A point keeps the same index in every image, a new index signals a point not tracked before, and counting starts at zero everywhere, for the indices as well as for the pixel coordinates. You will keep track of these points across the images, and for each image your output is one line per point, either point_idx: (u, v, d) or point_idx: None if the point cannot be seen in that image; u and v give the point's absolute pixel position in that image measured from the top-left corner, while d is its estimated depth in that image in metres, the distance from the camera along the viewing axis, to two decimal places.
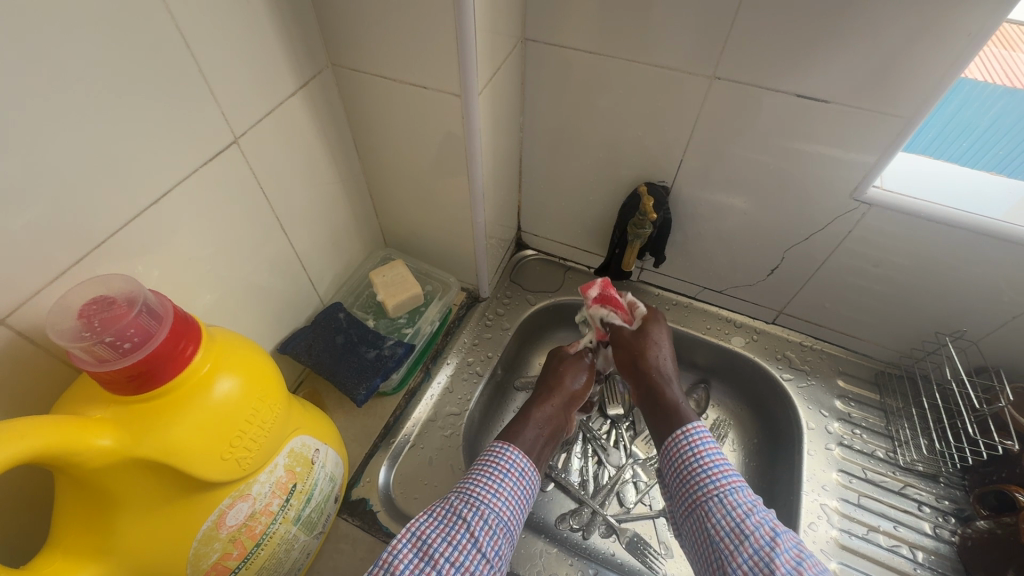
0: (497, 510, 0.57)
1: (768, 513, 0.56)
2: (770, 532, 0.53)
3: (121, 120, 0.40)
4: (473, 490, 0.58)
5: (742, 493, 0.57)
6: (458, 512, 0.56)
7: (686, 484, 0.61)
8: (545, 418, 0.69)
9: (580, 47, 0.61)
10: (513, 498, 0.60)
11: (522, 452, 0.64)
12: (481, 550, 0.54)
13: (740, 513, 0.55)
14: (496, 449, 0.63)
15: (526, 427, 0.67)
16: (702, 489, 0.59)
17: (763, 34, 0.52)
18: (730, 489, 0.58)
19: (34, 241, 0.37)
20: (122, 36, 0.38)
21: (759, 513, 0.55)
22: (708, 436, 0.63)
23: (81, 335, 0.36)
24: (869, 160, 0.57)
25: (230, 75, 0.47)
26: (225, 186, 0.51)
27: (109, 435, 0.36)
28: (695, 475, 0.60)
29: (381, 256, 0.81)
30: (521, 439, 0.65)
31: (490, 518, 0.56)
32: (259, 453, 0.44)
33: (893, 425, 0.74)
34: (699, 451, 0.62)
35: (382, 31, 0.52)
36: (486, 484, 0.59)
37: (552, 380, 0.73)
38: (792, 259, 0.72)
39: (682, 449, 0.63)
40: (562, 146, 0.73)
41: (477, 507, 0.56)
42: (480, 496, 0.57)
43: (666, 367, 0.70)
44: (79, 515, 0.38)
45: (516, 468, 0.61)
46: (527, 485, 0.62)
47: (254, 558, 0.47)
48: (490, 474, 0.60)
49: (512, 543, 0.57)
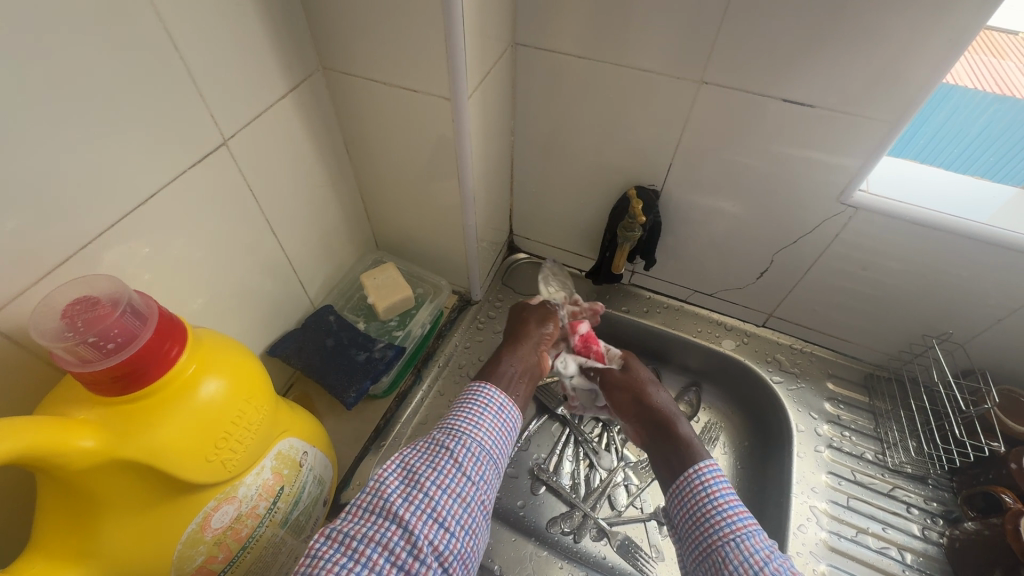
0: (481, 440, 0.56)
1: (785, 561, 0.50)
2: None
3: (107, 120, 0.40)
4: (455, 423, 0.57)
5: (759, 538, 0.51)
6: (441, 443, 0.55)
7: (698, 526, 0.55)
8: (518, 357, 0.67)
9: (570, 52, 0.61)
10: (496, 431, 0.58)
11: (500, 388, 0.62)
12: (466, 474, 0.53)
13: (758, 560, 0.49)
14: (473, 388, 0.61)
15: (502, 368, 0.65)
16: (716, 532, 0.53)
17: (749, 39, 0.53)
18: (747, 534, 0.52)
19: (17, 242, 0.37)
20: (109, 36, 0.38)
21: (777, 560, 0.50)
22: (722, 477, 0.57)
23: (64, 335, 0.35)
24: (854, 165, 0.57)
25: (219, 77, 0.47)
26: (214, 188, 0.51)
27: (92, 436, 0.36)
28: (709, 517, 0.54)
29: (372, 259, 0.81)
30: (498, 377, 0.64)
31: (474, 447, 0.55)
32: (246, 455, 0.44)
33: (882, 427, 0.75)
34: (712, 491, 0.56)
35: (373, 36, 0.53)
36: (467, 417, 0.58)
37: (519, 329, 0.72)
38: (780, 263, 0.72)
39: (695, 489, 0.57)
40: (553, 150, 0.74)
41: (460, 437, 0.55)
42: (463, 428, 0.56)
43: (669, 406, 0.68)
44: (62, 518, 0.37)
45: (495, 403, 0.60)
46: (508, 419, 0.60)
47: (240, 561, 0.47)
48: (470, 409, 0.58)
49: (497, 472, 0.57)
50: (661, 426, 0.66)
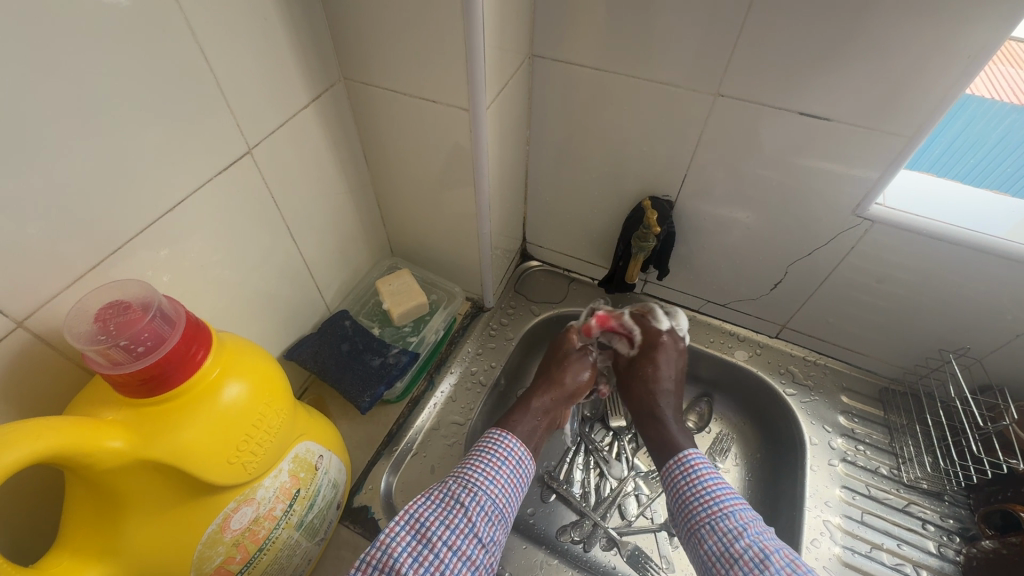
0: (494, 497, 0.58)
1: (760, 533, 0.55)
2: (760, 554, 0.52)
3: (137, 128, 0.41)
4: (471, 475, 0.58)
5: (731, 518, 0.56)
6: (455, 496, 0.56)
7: (680, 509, 0.60)
8: (541, 408, 0.69)
9: (587, 63, 0.62)
10: (510, 484, 0.60)
11: (518, 438, 0.64)
12: (477, 535, 0.54)
13: (732, 539, 0.54)
14: (493, 435, 0.63)
15: (523, 419, 0.67)
16: (694, 516, 0.58)
17: (767, 51, 0.53)
18: (722, 514, 0.57)
19: (50, 246, 0.38)
20: (145, 48, 0.39)
21: (749, 537, 0.54)
22: (698, 459, 0.62)
23: (96, 339, 0.36)
24: (871, 177, 0.57)
25: (246, 87, 0.48)
26: (238, 195, 0.52)
27: (120, 437, 0.36)
28: (688, 502, 0.59)
29: (387, 265, 0.82)
30: (518, 427, 0.66)
31: (487, 505, 0.56)
32: (265, 457, 0.44)
33: (897, 442, 0.74)
34: (689, 477, 0.61)
35: (394, 48, 0.54)
36: (483, 470, 0.59)
37: (554, 373, 0.73)
38: (795, 274, 0.72)
39: (676, 478, 0.62)
40: (568, 160, 0.74)
41: (475, 492, 0.57)
42: (477, 482, 0.57)
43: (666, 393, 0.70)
44: (88, 516, 0.38)
45: (513, 457, 0.61)
46: (523, 472, 0.62)
47: (257, 562, 0.48)
48: (486, 461, 0.60)
49: (507, 527, 0.58)
50: (653, 419, 0.69)
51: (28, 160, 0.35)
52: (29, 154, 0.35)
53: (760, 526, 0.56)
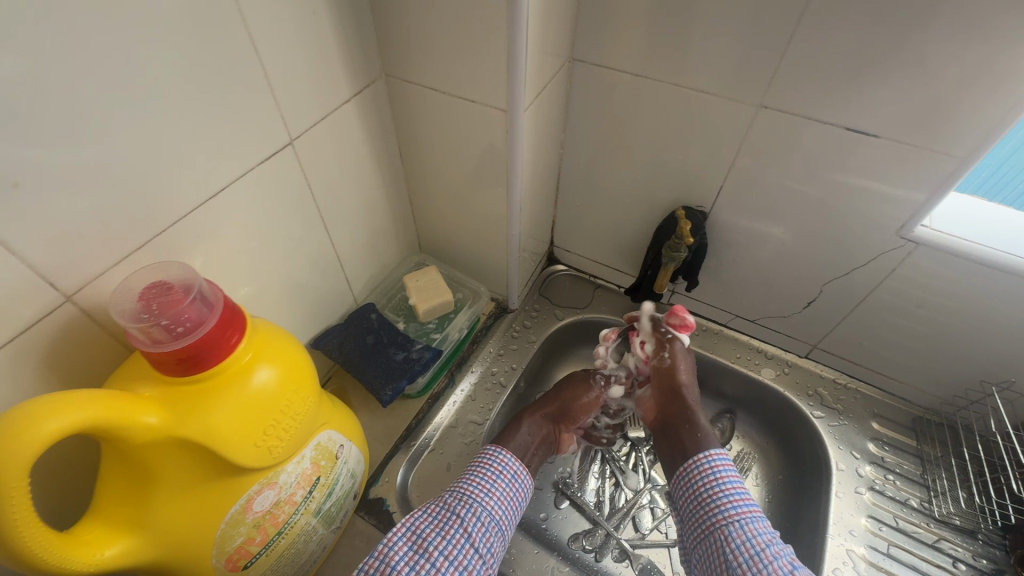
0: (490, 509, 0.60)
1: (783, 545, 0.57)
2: (788, 564, 0.54)
3: (188, 115, 0.42)
4: (467, 489, 0.60)
5: (760, 522, 0.58)
6: (451, 509, 0.58)
7: (703, 507, 0.61)
8: (536, 426, 0.71)
9: (626, 69, 0.62)
10: (506, 500, 0.62)
11: (514, 454, 0.66)
12: (474, 546, 0.56)
13: (760, 542, 0.56)
14: (489, 450, 0.65)
15: (519, 436, 0.69)
16: (721, 513, 0.59)
17: (814, 63, 0.51)
18: (749, 517, 0.58)
19: (100, 225, 0.39)
20: (200, 41, 0.40)
21: (777, 545, 0.56)
22: (729, 464, 0.63)
23: (140, 317, 0.38)
24: (918, 198, 0.55)
25: (291, 80, 0.49)
26: (277, 185, 0.53)
27: (155, 413, 0.37)
28: (714, 499, 0.61)
29: (415, 261, 0.83)
30: (514, 444, 0.68)
31: (483, 517, 0.58)
32: (290, 442, 0.45)
33: (930, 474, 0.71)
34: (720, 476, 0.62)
35: (437, 47, 0.54)
36: (479, 484, 0.61)
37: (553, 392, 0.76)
38: (829, 294, 0.70)
39: (704, 473, 0.63)
40: (601, 165, 0.74)
41: (471, 504, 0.59)
42: (474, 495, 0.60)
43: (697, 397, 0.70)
44: (121, 487, 0.39)
45: (508, 471, 0.64)
46: (519, 487, 0.64)
47: (275, 546, 0.48)
48: (483, 474, 0.62)
49: (503, 542, 0.60)
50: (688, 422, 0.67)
51: (86, 139, 0.36)
52: (87, 134, 0.36)
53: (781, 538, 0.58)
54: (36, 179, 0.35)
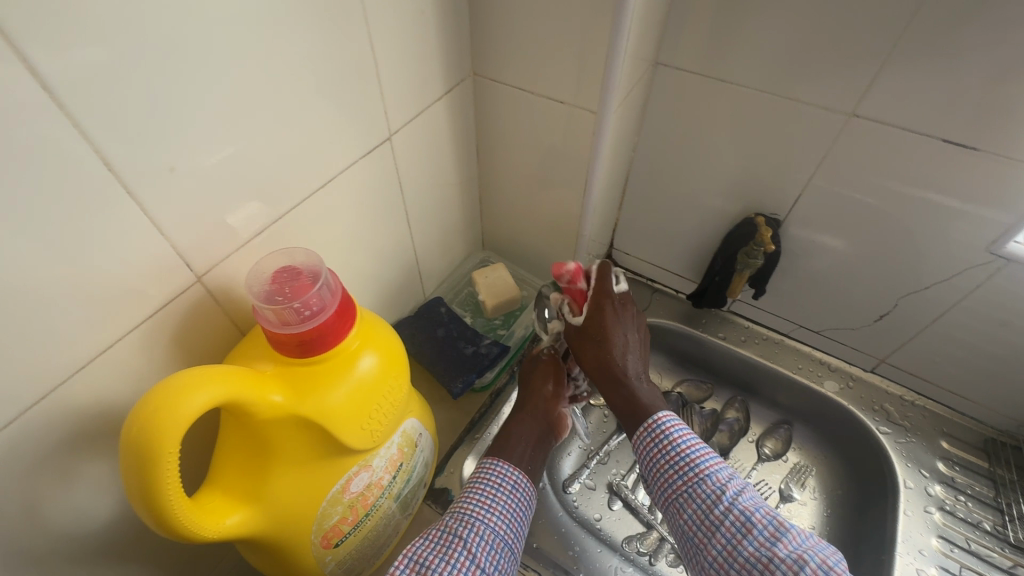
0: (495, 526, 0.53)
1: (738, 491, 0.53)
2: (742, 517, 0.50)
3: (306, 109, 0.44)
4: (467, 508, 0.53)
5: (709, 482, 0.53)
6: (453, 531, 0.51)
7: (653, 479, 0.57)
8: (525, 428, 0.64)
9: (712, 74, 0.62)
10: (512, 514, 0.55)
11: (514, 464, 0.59)
12: (480, 566, 0.49)
13: (709, 506, 0.52)
14: (484, 466, 0.58)
15: (514, 440, 0.62)
16: (671, 484, 0.55)
17: (918, 74, 0.50)
18: (699, 480, 0.54)
19: (228, 212, 0.41)
20: (324, 38, 0.42)
21: (728, 499, 0.52)
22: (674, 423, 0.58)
23: (274, 299, 0.40)
24: (1015, 215, 0.54)
25: (394, 77, 0.51)
26: (370, 179, 0.55)
27: (279, 392, 0.39)
28: (662, 470, 0.56)
29: (480, 258, 0.84)
30: (509, 452, 0.60)
31: (487, 534, 0.51)
32: (387, 427, 0.47)
33: (1004, 496, 0.69)
34: (664, 444, 0.57)
35: (529, 50, 0.55)
36: (479, 501, 0.54)
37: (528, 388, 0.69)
38: (904, 309, 0.69)
39: (648, 446, 0.58)
40: (672, 169, 0.74)
41: (472, 523, 0.52)
42: (474, 513, 0.53)
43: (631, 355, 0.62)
44: (240, 461, 0.41)
45: (509, 482, 0.57)
46: (525, 498, 0.57)
47: (362, 526, 0.50)
48: (479, 492, 0.55)
49: (514, 559, 0.53)
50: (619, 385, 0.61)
51: (226, 130, 0.38)
52: (227, 124, 0.38)
53: (739, 485, 0.53)
54: (184, 167, 0.37)
